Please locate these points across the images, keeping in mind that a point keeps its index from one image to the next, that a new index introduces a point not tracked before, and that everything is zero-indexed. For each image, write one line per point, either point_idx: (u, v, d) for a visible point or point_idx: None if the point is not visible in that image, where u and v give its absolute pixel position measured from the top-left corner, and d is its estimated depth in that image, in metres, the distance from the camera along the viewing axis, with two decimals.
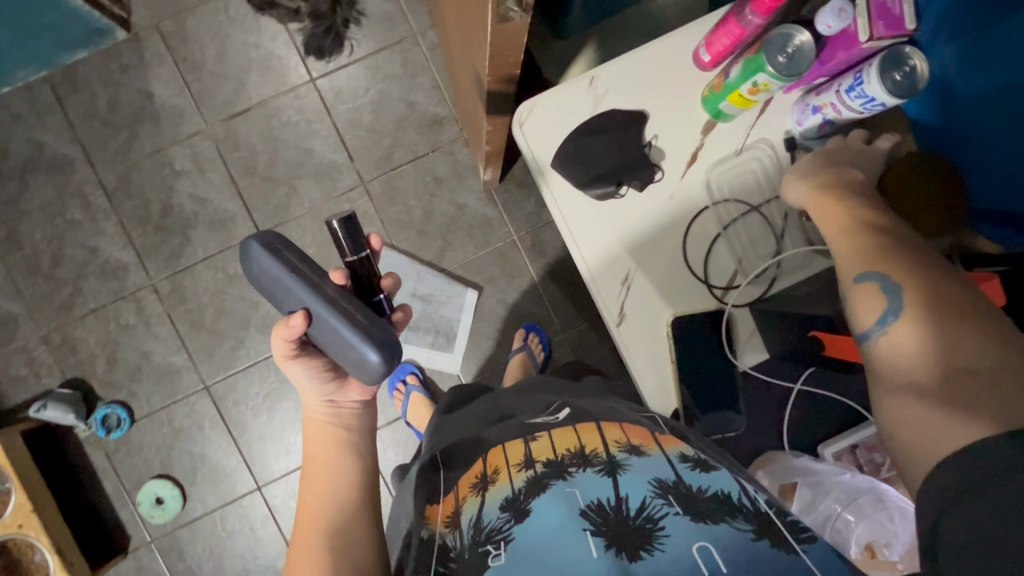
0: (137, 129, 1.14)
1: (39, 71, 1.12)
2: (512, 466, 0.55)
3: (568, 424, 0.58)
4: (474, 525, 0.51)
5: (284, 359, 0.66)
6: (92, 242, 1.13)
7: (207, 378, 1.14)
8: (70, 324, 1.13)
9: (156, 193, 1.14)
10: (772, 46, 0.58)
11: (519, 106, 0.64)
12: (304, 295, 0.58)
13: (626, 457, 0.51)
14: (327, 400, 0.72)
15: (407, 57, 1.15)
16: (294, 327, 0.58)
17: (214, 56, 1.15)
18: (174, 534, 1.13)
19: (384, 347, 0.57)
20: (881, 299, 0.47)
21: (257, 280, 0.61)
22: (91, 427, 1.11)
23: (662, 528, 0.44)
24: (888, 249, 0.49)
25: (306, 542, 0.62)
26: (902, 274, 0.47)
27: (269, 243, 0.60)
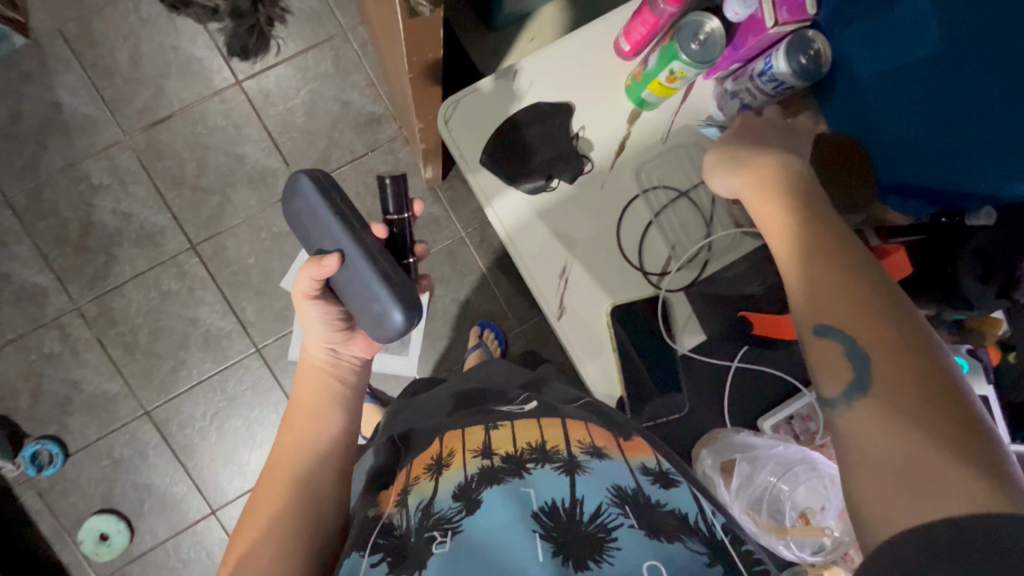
0: (46, 142, 1.06)
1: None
2: (470, 452, 0.57)
3: (532, 416, 0.61)
4: (422, 507, 0.51)
5: (304, 298, 0.69)
6: (4, 267, 1.05)
7: (147, 403, 1.08)
8: None
9: (74, 211, 1.06)
10: (684, 33, 0.60)
11: (443, 103, 0.63)
12: (344, 240, 0.63)
13: (587, 459, 0.52)
14: (330, 349, 0.74)
15: (338, 56, 1.11)
16: (325, 266, 0.63)
17: (128, 61, 1.08)
18: (122, 570, 1.07)
19: (408, 307, 0.63)
20: (837, 365, 0.40)
21: (299, 212, 0.65)
22: (20, 465, 1.03)
23: (614, 539, 0.44)
24: (847, 292, 0.41)
25: (279, 484, 0.63)
26: (856, 328, 0.40)
27: (319, 179, 0.64)
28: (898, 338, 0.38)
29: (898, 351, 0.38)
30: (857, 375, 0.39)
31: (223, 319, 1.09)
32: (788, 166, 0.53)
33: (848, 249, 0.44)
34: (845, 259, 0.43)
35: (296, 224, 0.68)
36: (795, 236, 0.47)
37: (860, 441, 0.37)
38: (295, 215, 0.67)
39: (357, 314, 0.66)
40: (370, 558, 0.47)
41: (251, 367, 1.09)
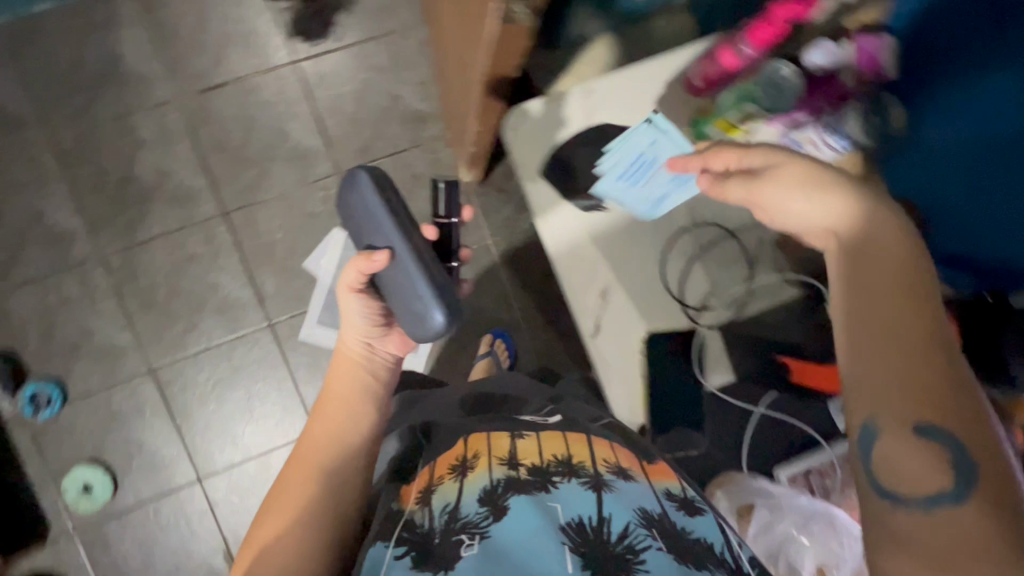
0: (100, 91, 1.08)
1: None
2: (495, 458, 0.57)
3: (557, 429, 0.61)
4: (448, 511, 0.51)
5: (348, 291, 0.70)
6: (38, 206, 1.06)
7: (153, 360, 1.08)
8: (5, 291, 1.05)
9: (115, 162, 1.08)
10: (767, 79, 0.67)
11: (511, 109, 0.63)
12: (394, 239, 0.65)
13: (613, 479, 0.52)
14: (366, 342, 0.74)
15: (395, 50, 1.13)
16: (374, 262, 0.64)
17: (192, 26, 1.10)
18: (101, 525, 1.06)
19: (448, 310, 0.65)
20: (940, 469, 0.38)
21: (353, 206, 0.68)
22: (18, 403, 1.03)
23: (642, 561, 0.44)
24: (954, 389, 0.40)
25: (304, 474, 0.63)
26: (957, 428, 0.39)
27: (375, 175, 0.67)
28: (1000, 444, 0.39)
29: (982, 453, 0.38)
30: (951, 481, 0.38)
31: (242, 289, 1.09)
32: (899, 220, 0.47)
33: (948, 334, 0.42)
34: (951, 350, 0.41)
35: (347, 218, 0.70)
36: (908, 313, 0.42)
37: (919, 535, 0.38)
38: (348, 210, 0.69)
39: (397, 310, 0.68)
40: (394, 552, 0.48)
41: (261, 340, 1.09)
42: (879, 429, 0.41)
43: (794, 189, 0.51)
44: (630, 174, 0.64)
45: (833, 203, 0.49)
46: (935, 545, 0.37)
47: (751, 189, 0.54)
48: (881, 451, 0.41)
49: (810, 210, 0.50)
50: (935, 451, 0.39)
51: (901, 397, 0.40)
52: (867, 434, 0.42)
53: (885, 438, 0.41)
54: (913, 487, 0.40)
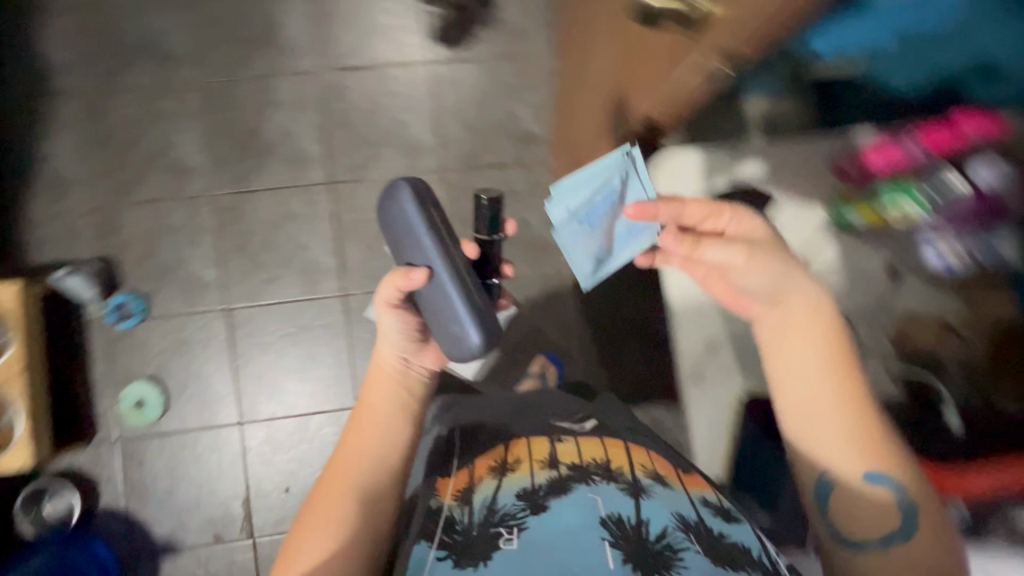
0: (252, 46, 1.15)
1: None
2: (536, 462, 0.69)
3: (596, 436, 0.74)
4: (489, 505, 0.64)
5: (385, 306, 0.72)
6: (170, 136, 1.13)
7: (230, 301, 1.13)
8: (119, 206, 1.12)
9: (249, 113, 1.15)
10: (936, 182, 0.78)
11: (656, 151, 0.89)
12: (436, 261, 0.67)
13: (650, 485, 0.64)
14: (402, 357, 0.77)
15: (522, 73, 1.19)
16: (414, 281, 0.67)
17: (349, 10, 1.18)
18: (143, 441, 1.11)
19: (484, 333, 0.66)
20: (884, 504, 0.60)
21: (398, 228, 0.70)
22: (103, 309, 1.09)
23: (680, 557, 0.56)
24: (882, 440, 0.62)
25: (340, 486, 0.67)
26: (893, 478, 0.60)
27: (420, 194, 0.69)
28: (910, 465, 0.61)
29: (911, 490, 0.60)
30: (892, 512, 0.59)
31: (327, 256, 1.15)
32: (833, 321, 0.67)
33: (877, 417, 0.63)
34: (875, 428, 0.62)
35: (393, 237, 0.72)
36: (845, 392, 0.63)
37: (880, 552, 0.59)
38: (394, 229, 0.71)
39: (435, 326, 0.70)
40: (436, 552, 0.60)
41: (331, 308, 1.14)
42: (837, 479, 0.62)
43: (744, 262, 0.68)
44: (585, 222, 0.78)
45: (797, 292, 0.67)
46: (895, 556, 0.58)
47: (693, 248, 0.71)
48: (846, 496, 0.61)
49: (754, 283, 0.68)
50: (879, 490, 0.60)
51: (852, 458, 0.61)
52: (822, 483, 0.63)
53: (857, 490, 0.61)
54: (867, 523, 0.60)
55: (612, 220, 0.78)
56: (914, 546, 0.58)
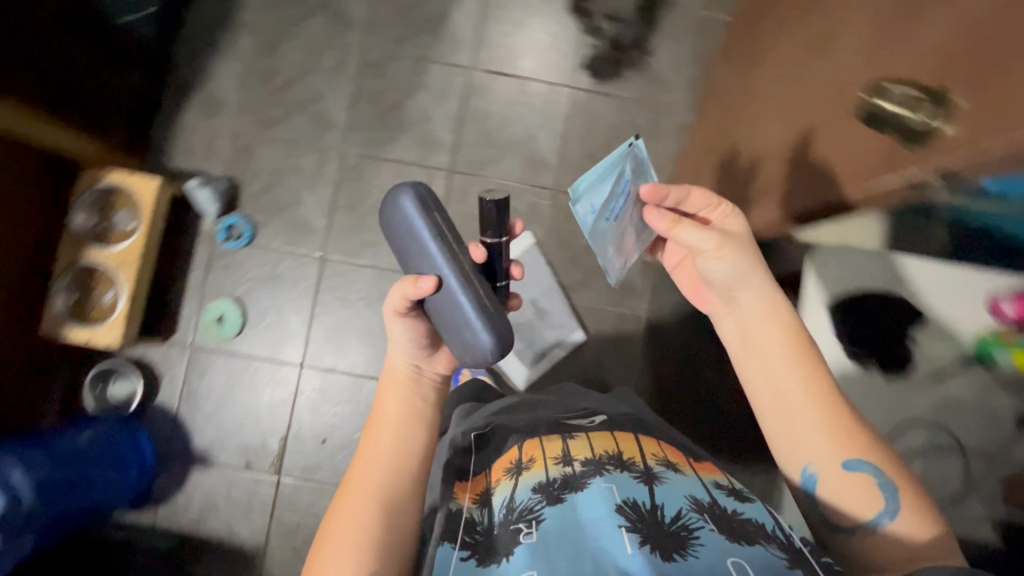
0: (421, 29, 1.22)
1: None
2: (550, 459, 0.71)
3: (607, 431, 0.77)
4: (507, 504, 0.68)
5: (393, 315, 0.73)
6: (323, 89, 1.20)
7: (328, 251, 1.19)
8: (258, 138, 1.19)
9: (398, 88, 1.21)
10: None
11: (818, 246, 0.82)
12: (445, 270, 0.68)
13: (661, 473, 0.67)
14: (413, 364, 0.78)
15: (656, 121, 1.23)
16: (423, 289, 0.67)
17: (516, 20, 1.23)
18: (211, 354, 1.16)
19: (496, 335, 0.68)
20: (871, 492, 0.62)
21: (403, 239, 0.70)
22: (216, 226, 1.15)
23: (697, 537, 0.58)
24: (857, 430, 0.64)
25: (360, 495, 0.69)
26: (872, 458, 0.62)
27: (421, 203, 0.69)
28: (890, 453, 0.62)
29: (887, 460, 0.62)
30: (878, 493, 0.61)
31: None
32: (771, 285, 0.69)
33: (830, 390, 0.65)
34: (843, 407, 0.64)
35: (397, 246, 0.73)
36: (807, 385, 0.65)
37: (879, 536, 0.61)
38: (399, 240, 0.71)
39: (444, 329, 0.71)
40: (460, 552, 0.64)
41: None
42: (820, 471, 0.64)
43: (713, 246, 0.68)
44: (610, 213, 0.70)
45: (755, 287, 0.69)
46: (891, 539, 0.60)
47: (671, 226, 0.69)
48: (834, 491, 0.63)
49: (721, 267, 0.69)
50: (858, 476, 0.62)
51: (830, 450, 0.63)
52: (808, 477, 0.65)
53: (840, 481, 0.63)
54: (855, 510, 0.62)
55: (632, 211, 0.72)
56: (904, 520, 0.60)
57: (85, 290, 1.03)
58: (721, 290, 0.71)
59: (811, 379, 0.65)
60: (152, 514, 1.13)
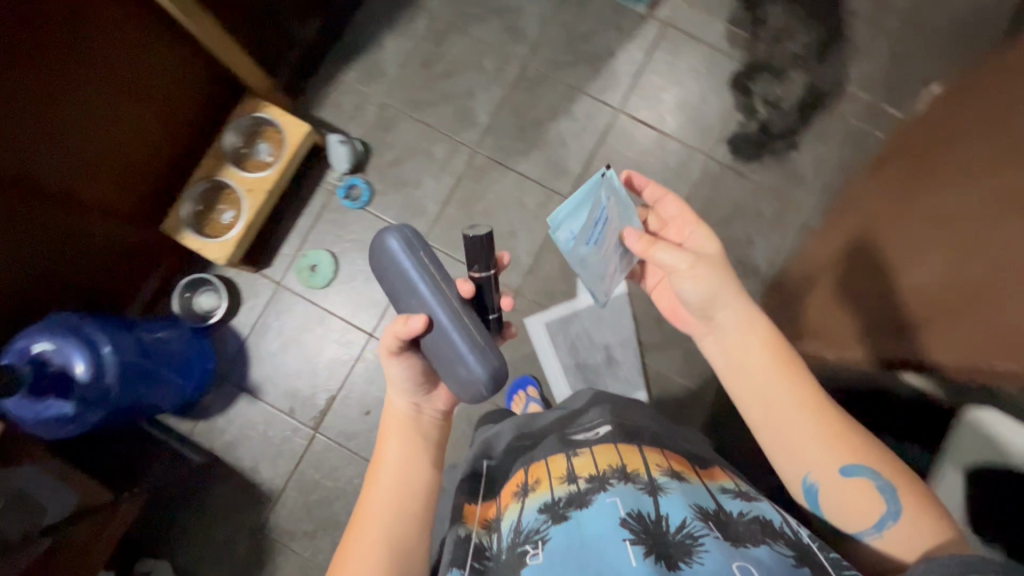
0: (582, 60, 1.25)
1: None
2: (556, 478, 0.68)
3: (612, 441, 0.73)
4: (513, 527, 0.64)
5: (386, 356, 0.73)
6: (474, 88, 1.24)
7: (429, 237, 1.21)
8: (402, 114, 1.24)
9: (543, 108, 1.24)
10: None
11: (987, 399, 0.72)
12: (436, 308, 0.69)
13: (665, 484, 0.63)
14: (413, 404, 0.76)
15: (781, 214, 1.21)
16: (413, 328, 0.68)
17: (674, 78, 1.24)
18: (294, 296, 1.20)
19: (490, 369, 0.68)
20: (871, 494, 0.61)
21: (395, 282, 0.72)
22: (339, 183, 1.20)
23: (701, 544, 0.55)
24: (850, 434, 0.64)
25: (367, 536, 0.67)
26: (870, 460, 0.62)
27: (406, 243, 0.70)
28: (887, 454, 0.62)
29: (884, 457, 0.62)
30: (881, 492, 0.61)
31: (526, 255, 1.21)
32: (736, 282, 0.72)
33: (813, 394, 0.66)
34: (830, 413, 0.65)
35: (388, 288, 0.74)
36: (795, 395, 0.66)
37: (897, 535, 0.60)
38: (391, 282, 0.73)
39: (437, 363, 0.72)
40: None
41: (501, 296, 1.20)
42: (819, 478, 0.63)
43: (687, 264, 0.70)
44: (590, 240, 0.68)
45: (729, 306, 0.71)
46: (902, 530, 0.60)
47: (649, 245, 0.71)
48: (836, 497, 0.63)
49: (698, 287, 0.70)
50: (857, 481, 0.62)
51: (827, 456, 0.63)
52: (809, 485, 0.64)
53: (842, 492, 0.62)
54: (859, 516, 0.62)
55: (610, 236, 0.70)
56: (917, 513, 0.60)
57: (207, 206, 1.09)
58: (704, 314, 0.72)
59: (791, 394, 0.66)
60: (193, 425, 1.16)
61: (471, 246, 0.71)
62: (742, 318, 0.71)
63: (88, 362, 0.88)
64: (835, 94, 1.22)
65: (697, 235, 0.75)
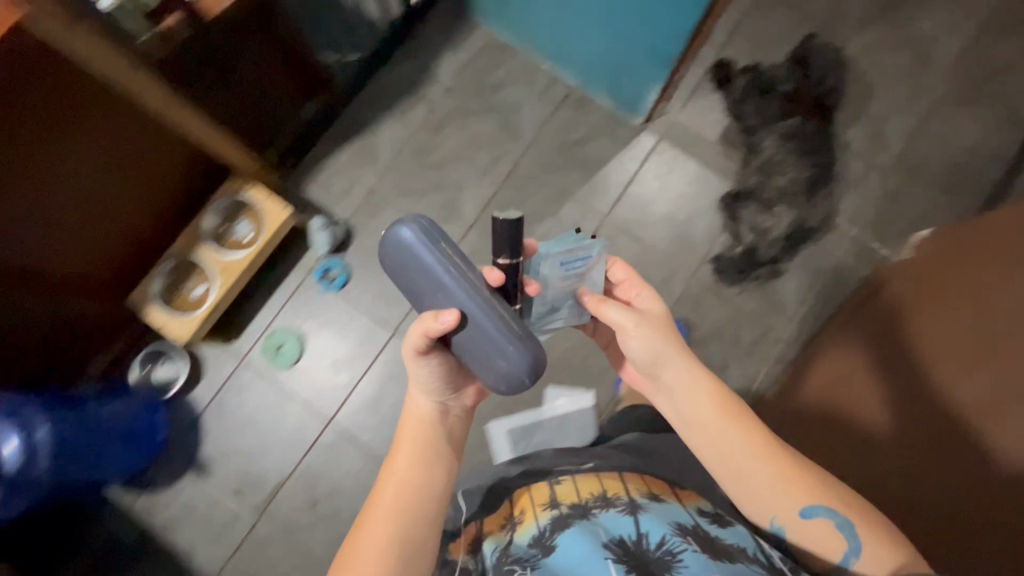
0: (573, 166, 1.25)
1: (579, 73, 1.24)
2: (539, 506, 0.69)
3: (591, 471, 0.74)
4: (499, 551, 0.66)
5: (411, 355, 0.67)
6: (464, 183, 1.24)
7: (400, 328, 1.19)
8: (389, 201, 1.24)
9: (530, 209, 1.24)
10: None
11: None
12: (465, 297, 0.62)
13: (645, 505, 0.67)
14: (438, 402, 0.72)
15: (759, 344, 1.19)
16: (445, 324, 0.61)
17: (664, 193, 1.24)
18: (256, 374, 1.17)
19: (533, 358, 0.61)
20: (832, 535, 0.64)
21: (415, 277, 0.64)
22: (316, 264, 1.19)
23: (680, 559, 0.59)
24: (809, 475, 0.66)
25: (379, 539, 0.63)
26: (830, 499, 0.65)
27: (423, 231, 0.63)
28: (847, 494, 0.65)
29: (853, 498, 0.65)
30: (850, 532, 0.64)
31: None
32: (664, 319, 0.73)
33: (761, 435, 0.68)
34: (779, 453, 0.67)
35: (408, 284, 0.66)
36: (744, 436, 0.68)
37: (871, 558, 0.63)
38: (409, 277, 0.65)
39: (470, 359, 0.65)
40: None
41: None
42: (783, 523, 0.67)
43: (633, 323, 0.70)
44: (564, 267, 0.71)
45: (674, 367, 0.71)
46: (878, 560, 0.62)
47: (601, 304, 0.72)
48: (805, 538, 0.66)
49: (641, 347, 0.71)
50: (819, 522, 0.65)
51: (785, 500, 0.66)
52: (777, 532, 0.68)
53: (801, 526, 0.66)
54: (828, 547, 0.65)
55: (583, 271, 0.72)
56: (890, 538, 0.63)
57: (182, 278, 1.08)
58: (652, 373, 0.72)
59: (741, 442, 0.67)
60: (135, 498, 1.13)
61: (498, 232, 0.64)
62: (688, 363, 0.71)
63: (20, 444, 0.89)
64: (823, 228, 1.21)
65: (643, 296, 0.75)
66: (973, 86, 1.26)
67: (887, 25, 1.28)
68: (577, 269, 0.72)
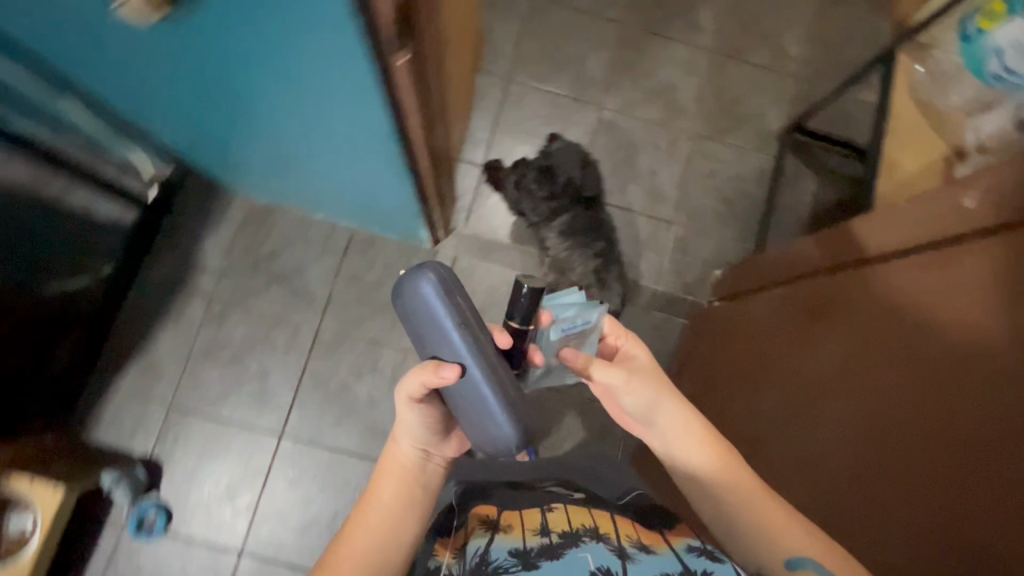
0: (377, 311, 1.20)
1: (353, 221, 1.19)
2: (529, 529, 0.64)
3: (584, 507, 0.71)
4: (478, 556, 0.60)
5: (406, 400, 0.65)
6: (271, 367, 1.17)
7: (247, 546, 1.10)
8: (194, 412, 1.14)
9: (347, 371, 1.18)
10: None
11: None
12: (469, 358, 0.60)
13: (636, 552, 0.60)
14: (420, 448, 0.71)
15: (606, 424, 1.24)
16: (446, 378, 0.59)
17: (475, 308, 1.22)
18: None
19: (520, 429, 0.61)
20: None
21: (424, 326, 0.62)
22: (127, 517, 1.06)
23: None
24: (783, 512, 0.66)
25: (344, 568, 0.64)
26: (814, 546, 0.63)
27: (445, 285, 0.60)
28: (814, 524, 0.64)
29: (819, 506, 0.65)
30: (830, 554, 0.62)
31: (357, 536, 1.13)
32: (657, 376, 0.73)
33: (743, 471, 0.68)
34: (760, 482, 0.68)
35: (413, 327, 0.64)
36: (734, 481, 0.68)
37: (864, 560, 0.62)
38: (417, 321, 0.63)
39: (461, 417, 0.65)
40: None
41: None
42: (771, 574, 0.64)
43: (624, 380, 0.70)
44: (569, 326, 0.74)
45: (670, 414, 0.71)
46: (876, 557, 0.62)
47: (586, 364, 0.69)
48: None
49: (635, 402, 0.71)
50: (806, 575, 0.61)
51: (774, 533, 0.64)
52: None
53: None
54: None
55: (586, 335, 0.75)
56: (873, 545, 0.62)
57: None
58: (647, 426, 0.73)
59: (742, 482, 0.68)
60: None
61: (519, 298, 0.65)
62: (679, 415, 0.71)
63: None
64: (632, 294, 1.25)
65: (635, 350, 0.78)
66: (720, 119, 1.35)
67: (629, 84, 1.34)
68: (578, 330, 0.74)
